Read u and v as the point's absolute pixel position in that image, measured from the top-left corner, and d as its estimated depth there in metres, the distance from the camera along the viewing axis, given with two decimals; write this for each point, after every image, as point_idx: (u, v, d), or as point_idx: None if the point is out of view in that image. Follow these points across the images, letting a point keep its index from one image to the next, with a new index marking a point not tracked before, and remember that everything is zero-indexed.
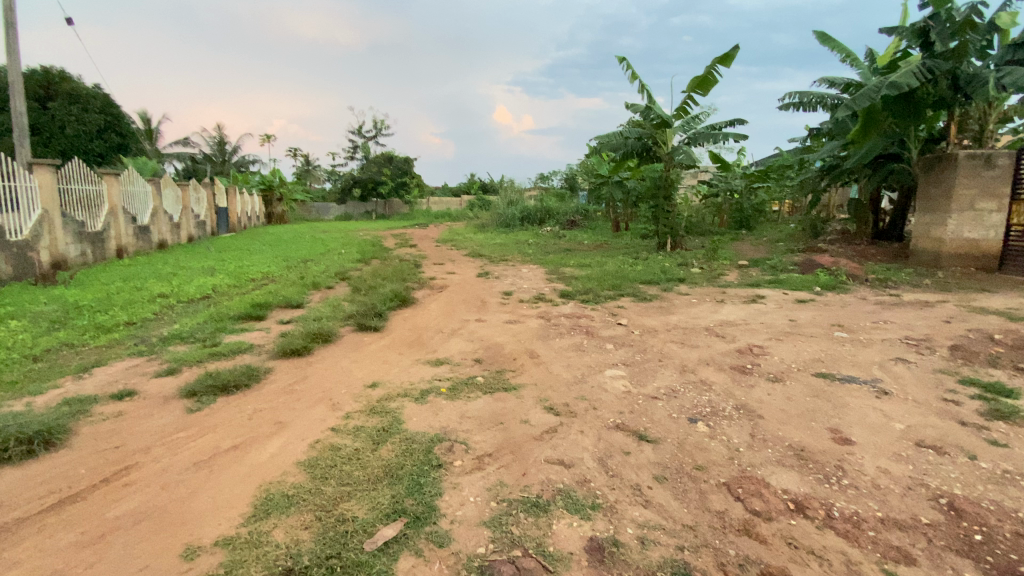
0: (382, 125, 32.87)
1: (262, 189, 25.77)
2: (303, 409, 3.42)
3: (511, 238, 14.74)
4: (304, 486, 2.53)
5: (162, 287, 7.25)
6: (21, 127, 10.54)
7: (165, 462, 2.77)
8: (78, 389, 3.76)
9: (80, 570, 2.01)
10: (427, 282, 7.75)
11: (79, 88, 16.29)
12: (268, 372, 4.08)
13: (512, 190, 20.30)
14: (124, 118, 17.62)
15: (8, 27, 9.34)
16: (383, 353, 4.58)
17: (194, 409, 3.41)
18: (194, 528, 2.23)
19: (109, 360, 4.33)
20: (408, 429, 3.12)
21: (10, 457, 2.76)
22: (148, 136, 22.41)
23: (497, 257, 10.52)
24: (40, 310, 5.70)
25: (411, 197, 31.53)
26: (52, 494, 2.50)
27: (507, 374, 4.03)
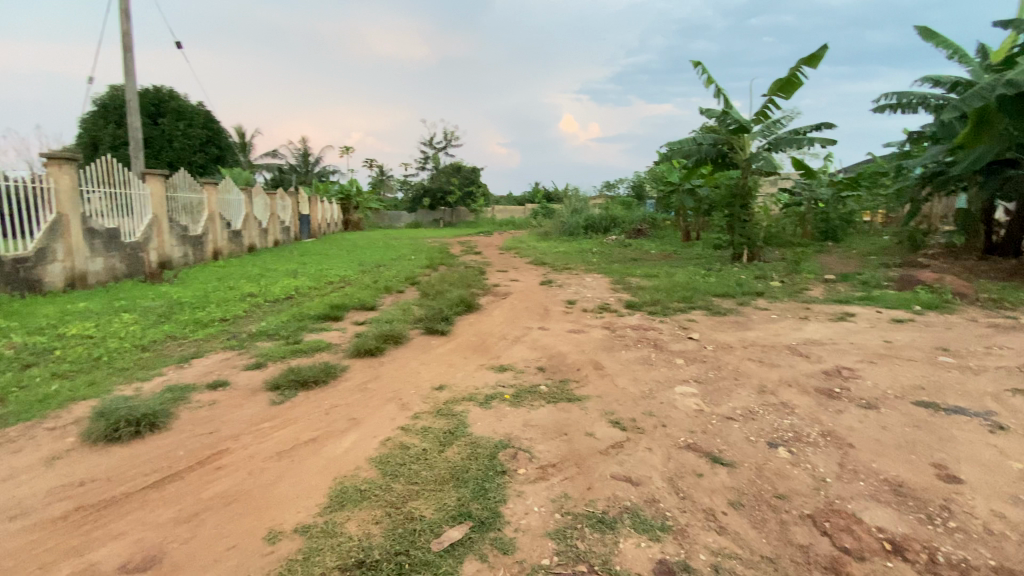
0: (452, 136, 33.92)
1: (340, 198, 27.42)
2: (375, 407, 3.56)
3: (576, 246, 14.64)
4: (375, 482, 2.62)
5: (252, 286, 7.88)
6: (137, 141, 11.92)
7: (250, 450, 2.97)
8: (179, 377, 4.16)
9: (178, 544, 2.19)
10: (491, 289, 7.85)
11: (184, 105, 18.18)
12: (343, 370, 4.30)
13: (577, 197, 20.17)
14: (223, 133, 19.45)
15: (127, 52, 10.61)
16: (449, 357, 4.67)
17: (277, 402, 3.65)
18: (276, 514, 2.38)
19: (205, 353, 4.74)
20: (473, 433, 3.16)
21: (121, 435, 3.09)
22: (243, 149, 24.59)
23: (561, 265, 10.48)
24: (150, 305, 6.37)
25: (477, 205, 32.21)
26: (156, 472, 2.76)
27: (571, 385, 3.97)
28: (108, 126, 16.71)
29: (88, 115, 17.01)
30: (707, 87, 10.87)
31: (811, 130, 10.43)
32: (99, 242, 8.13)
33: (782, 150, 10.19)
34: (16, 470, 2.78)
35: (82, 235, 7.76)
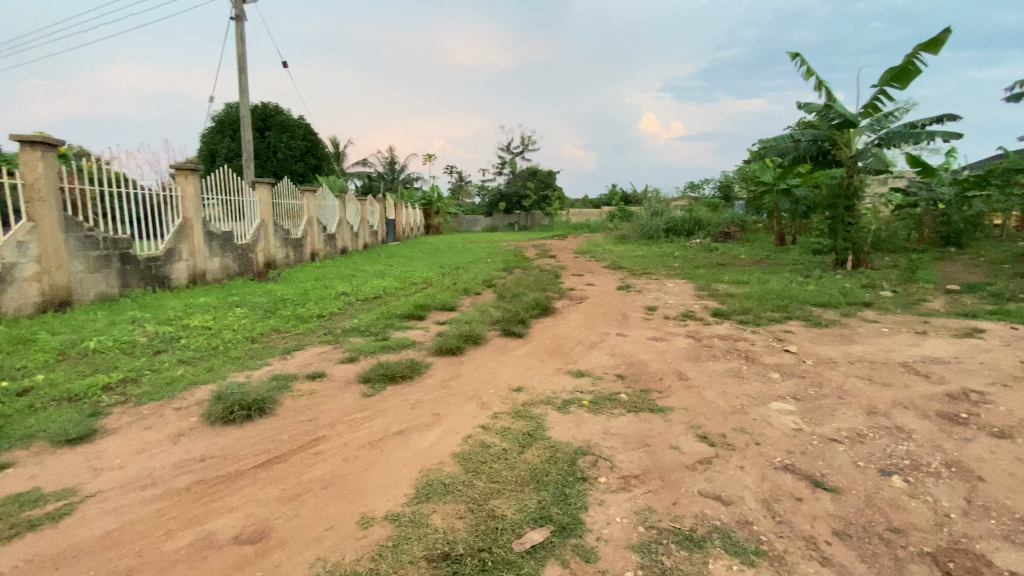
0: (530, 140, 34.22)
1: (422, 203, 28.66)
2: (456, 405, 3.66)
3: (657, 250, 14.17)
4: (458, 477, 2.69)
5: (345, 286, 8.45)
6: (248, 153, 13.24)
7: (344, 439, 3.18)
8: (283, 367, 4.55)
9: (283, 520, 2.38)
10: (568, 293, 7.79)
11: (287, 119, 19.92)
12: (427, 367, 4.47)
13: (658, 200, 19.51)
14: (320, 144, 21.07)
15: (241, 73, 11.82)
16: (528, 359, 4.70)
17: (367, 394, 3.87)
18: (368, 501, 2.51)
19: (305, 346, 5.16)
20: (553, 437, 3.15)
21: (234, 418, 3.43)
22: (336, 159, 26.50)
23: (641, 270, 10.18)
24: (258, 301, 7.03)
25: (553, 209, 32.21)
26: (264, 453, 3.03)
27: (654, 395, 3.83)
28: (225, 140, 18.71)
29: (210, 132, 19.15)
30: (806, 79, 10.08)
31: (932, 123, 9.33)
32: (216, 244, 9.11)
33: (895, 145, 9.20)
34: (151, 443, 3.18)
35: (203, 237, 8.74)
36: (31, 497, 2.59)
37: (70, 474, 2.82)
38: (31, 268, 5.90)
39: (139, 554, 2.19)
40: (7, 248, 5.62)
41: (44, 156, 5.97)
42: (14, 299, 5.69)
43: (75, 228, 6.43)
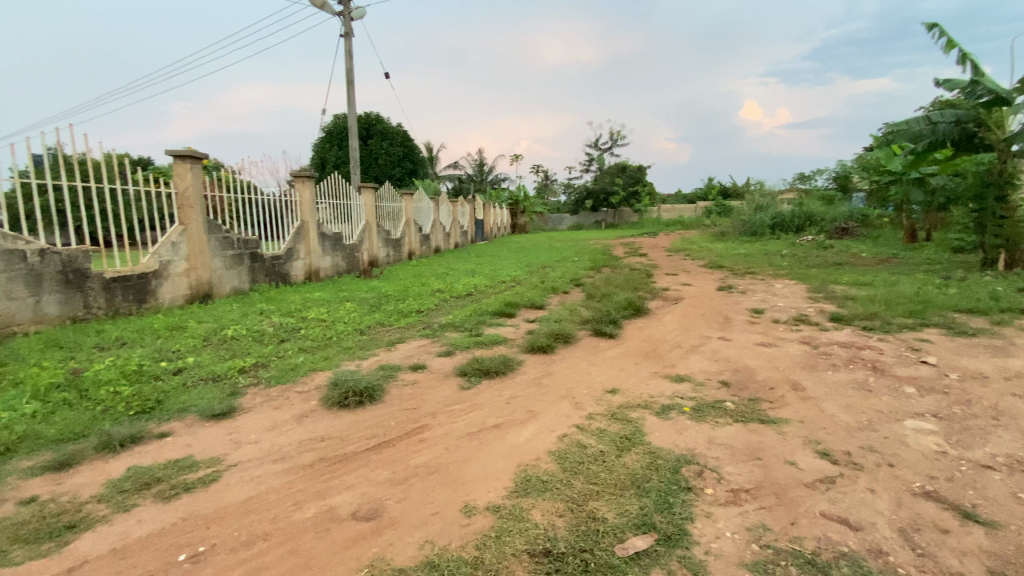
0: (620, 135, 33.36)
1: (510, 203, 29.16)
2: (551, 403, 3.67)
3: (761, 248, 13.16)
4: (556, 475, 2.69)
5: (440, 284, 8.84)
6: (355, 160, 14.32)
7: (445, 429, 3.32)
8: (388, 358, 4.87)
9: (393, 502, 2.54)
10: (663, 293, 7.49)
11: (387, 127, 21.25)
12: (521, 364, 4.53)
13: (762, 194, 18.12)
14: (416, 149, 22.23)
15: (349, 86, 12.78)
16: (623, 361, 4.59)
17: (465, 387, 4.01)
18: (470, 491, 2.60)
19: (406, 339, 5.46)
20: (652, 442, 3.04)
21: (348, 403, 3.73)
22: (430, 163, 27.81)
23: (743, 270, 9.51)
24: (363, 297, 7.59)
25: (643, 205, 31.18)
26: (374, 437, 3.26)
27: (763, 404, 3.56)
28: (334, 149, 20.43)
29: (320, 142, 20.97)
30: (947, 53, 8.82)
31: None
32: (327, 244, 9.96)
33: None
34: (279, 421, 3.55)
35: (316, 238, 9.60)
36: (186, 463, 3.01)
37: (216, 445, 3.23)
38: (182, 265, 6.84)
39: (273, 520, 2.45)
40: (165, 248, 6.57)
41: (192, 167, 6.89)
42: (170, 291, 6.64)
43: (216, 230, 7.34)
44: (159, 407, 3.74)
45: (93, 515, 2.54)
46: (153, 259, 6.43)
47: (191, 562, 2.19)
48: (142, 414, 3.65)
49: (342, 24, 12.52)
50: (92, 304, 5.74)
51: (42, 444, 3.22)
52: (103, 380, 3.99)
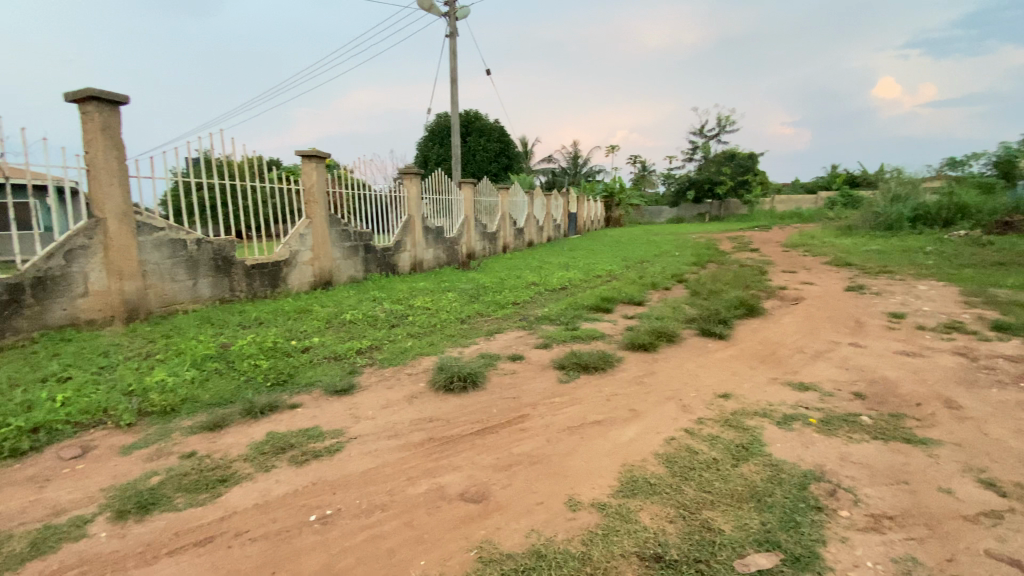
0: (728, 121, 31.08)
1: (605, 195, 28.59)
2: (656, 403, 3.52)
3: (898, 244, 11.58)
4: (665, 479, 2.58)
5: (537, 276, 8.90)
6: (456, 156, 14.86)
7: (546, 420, 3.32)
8: (487, 347, 5.00)
9: (499, 487, 2.59)
10: (778, 292, 6.87)
11: (485, 123, 21.77)
12: (621, 360, 4.41)
13: (900, 181, 15.91)
14: (512, 144, 22.55)
15: (452, 85, 13.26)
16: (734, 364, 4.28)
17: (565, 380, 3.98)
18: (575, 485, 2.57)
19: (504, 329, 5.57)
20: (773, 453, 2.80)
21: (453, 387, 3.87)
22: (525, 157, 28.11)
23: (876, 268, 8.43)
24: (464, 287, 7.87)
25: (753, 196, 28.85)
26: (477, 423, 3.35)
27: (907, 422, 3.12)
28: (435, 147, 21.41)
29: (423, 140, 22.08)
30: None
31: None
32: (430, 236, 10.46)
33: None
34: (391, 401, 3.80)
35: (421, 231, 10.12)
36: (314, 432, 3.32)
37: (338, 419, 3.54)
38: (308, 255, 7.56)
39: (388, 493, 2.62)
40: (294, 239, 7.31)
41: (317, 166, 7.56)
42: (297, 278, 7.39)
43: (335, 224, 8.02)
44: (290, 380, 4.19)
45: (240, 471, 2.90)
46: (284, 248, 7.19)
47: (320, 523, 2.42)
48: (277, 385, 4.11)
49: (448, 25, 13.02)
50: (236, 288, 6.56)
51: (200, 406, 3.74)
52: (246, 354, 4.55)
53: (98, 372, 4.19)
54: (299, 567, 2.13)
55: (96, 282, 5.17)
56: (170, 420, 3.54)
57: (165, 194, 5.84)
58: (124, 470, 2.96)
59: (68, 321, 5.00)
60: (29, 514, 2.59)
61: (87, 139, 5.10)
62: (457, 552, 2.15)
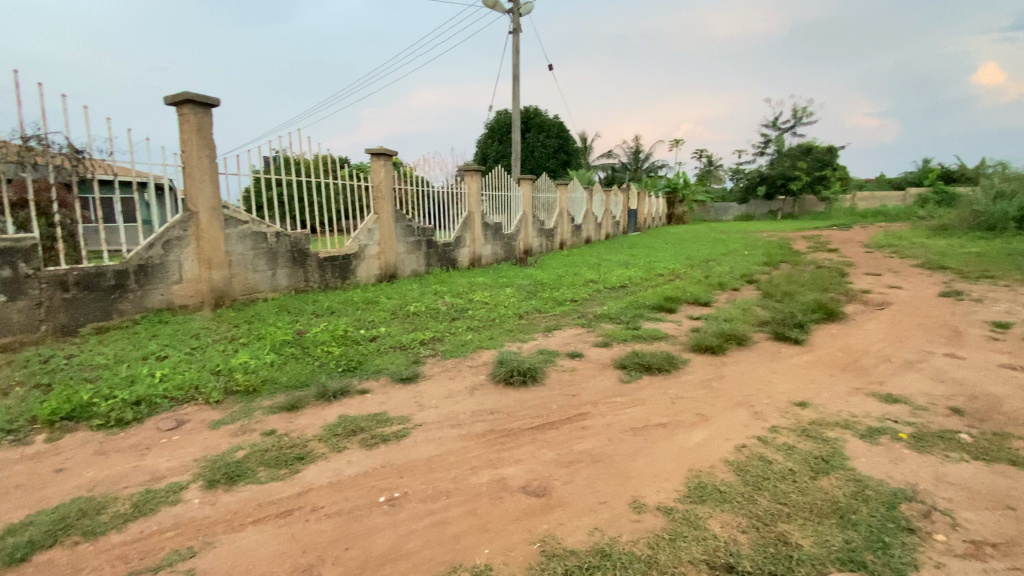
0: (804, 112, 29.16)
1: (668, 191, 27.72)
2: (724, 408, 3.38)
3: (1003, 247, 10.42)
4: (737, 488, 2.47)
5: (596, 274, 8.78)
6: (515, 152, 14.93)
7: (608, 419, 3.28)
8: (546, 343, 5.00)
9: (561, 483, 2.59)
10: (860, 296, 6.39)
11: (545, 119, 21.70)
12: (686, 362, 4.26)
13: (1008, 176, 14.28)
14: (571, 139, 22.35)
15: (514, 81, 13.31)
16: (810, 371, 4.03)
17: (626, 380, 3.91)
18: (639, 487, 2.52)
19: (563, 326, 5.54)
20: (856, 468, 2.61)
21: (513, 381, 3.91)
22: (585, 153, 27.78)
23: (977, 272, 7.64)
24: (522, 283, 7.90)
25: (831, 192, 26.96)
26: (537, 418, 3.36)
27: (1015, 443, 2.81)
28: (494, 144, 21.62)
29: (483, 137, 22.35)
30: None
31: None
32: (490, 232, 10.59)
33: None
34: (454, 391, 3.88)
35: (480, 227, 10.26)
36: (382, 418, 3.46)
37: (404, 406, 3.67)
38: (375, 249, 7.87)
39: (452, 481, 2.68)
40: (362, 233, 7.63)
41: (385, 163, 7.84)
42: (364, 271, 7.72)
43: (401, 219, 8.30)
44: (359, 367, 4.38)
45: (314, 451, 3.07)
46: (354, 242, 7.53)
47: (388, 505, 2.52)
48: (347, 371, 4.32)
49: (511, 21, 13.06)
50: (310, 279, 6.95)
51: (278, 387, 4.00)
52: (319, 341, 4.82)
53: (191, 352, 4.58)
54: (369, 545, 2.23)
55: (189, 271, 5.65)
56: (253, 400, 3.81)
57: (248, 189, 6.25)
58: (213, 443, 3.22)
59: (165, 305, 5.49)
60: (134, 477, 2.87)
61: (184, 139, 5.55)
62: (520, 544, 2.17)
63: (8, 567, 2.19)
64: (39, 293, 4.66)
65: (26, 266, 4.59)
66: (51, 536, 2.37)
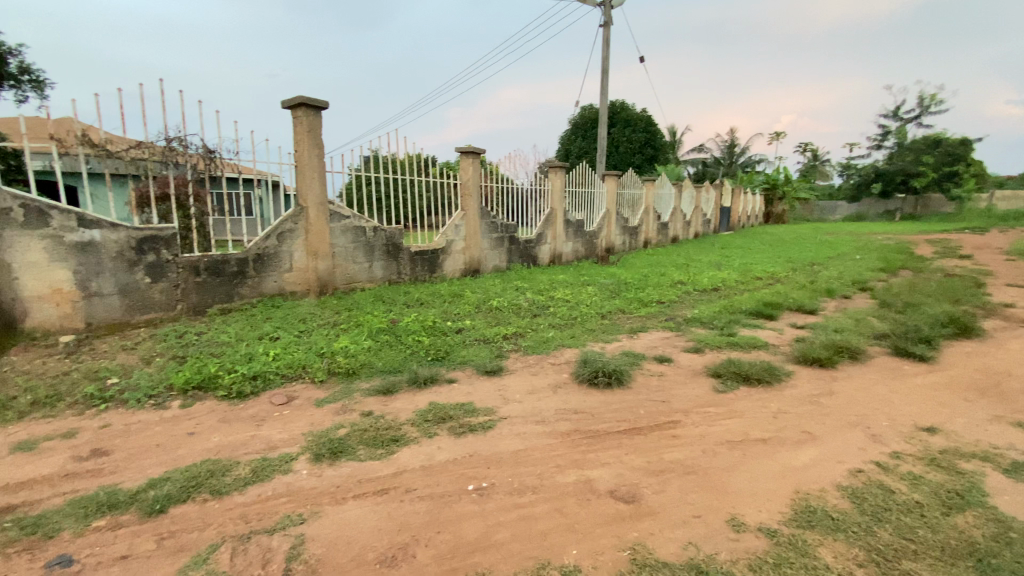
0: (933, 99, 25.79)
1: (765, 188, 25.82)
2: (834, 428, 3.09)
3: None
4: (851, 516, 2.24)
5: (683, 275, 8.41)
6: (601, 148, 14.66)
7: (701, 429, 3.12)
8: (632, 345, 4.86)
9: (651, 491, 2.50)
10: (1003, 310, 5.54)
11: (632, 113, 21.09)
12: (789, 374, 3.94)
13: None
14: (659, 134, 21.53)
15: (603, 75, 13.06)
16: (939, 393, 3.56)
17: (721, 389, 3.69)
18: (738, 504, 2.37)
19: (650, 328, 5.36)
20: (1000, 508, 2.27)
21: (597, 382, 3.83)
22: (673, 148, 26.65)
23: None
24: (605, 282, 7.75)
25: (964, 190, 23.66)
26: (624, 421, 3.27)
27: None
28: (578, 140, 21.40)
29: (567, 133, 22.20)
30: None
31: None
32: (572, 229, 10.52)
33: None
34: (538, 387, 3.90)
35: (563, 224, 10.22)
36: (469, 409, 3.55)
37: (489, 398, 3.74)
38: (461, 244, 8.11)
39: (538, 477, 2.69)
40: (450, 229, 7.90)
41: (474, 161, 8.04)
42: (450, 265, 7.99)
43: (486, 215, 8.47)
44: (446, 357, 4.54)
45: (408, 434, 3.23)
46: (442, 238, 7.82)
47: (477, 494, 2.58)
48: (436, 360, 4.50)
49: (603, 14, 12.80)
50: (402, 271, 7.32)
51: (374, 372, 4.26)
52: (411, 331, 5.06)
53: (299, 335, 5.00)
54: (459, 531, 2.30)
55: (298, 260, 6.17)
56: (352, 382, 4.09)
57: (347, 185, 6.67)
58: (318, 419, 3.50)
59: (277, 290, 6.05)
60: (251, 445, 3.19)
61: (297, 140, 6.05)
62: (609, 549, 2.12)
63: (152, 515, 2.52)
64: (177, 276, 5.30)
65: (167, 252, 5.23)
66: (184, 492, 2.69)
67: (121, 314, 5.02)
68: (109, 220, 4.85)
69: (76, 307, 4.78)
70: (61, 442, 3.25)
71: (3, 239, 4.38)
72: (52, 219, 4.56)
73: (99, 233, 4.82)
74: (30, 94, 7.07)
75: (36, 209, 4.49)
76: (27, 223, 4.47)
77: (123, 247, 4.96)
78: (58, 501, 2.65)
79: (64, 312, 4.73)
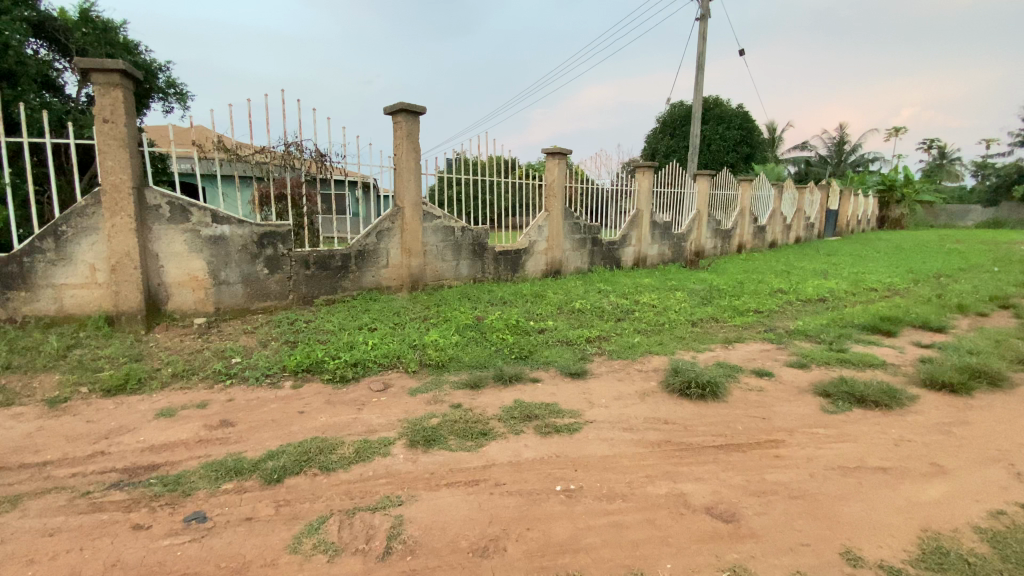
0: None
1: (880, 189, 23.37)
2: (970, 463, 2.74)
3: None
4: (993, 563, 1.99)
5: (783, 283, 7.85)
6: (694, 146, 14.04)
7: (808, 451, 2.90)
8: (726, 356, 4.62)
9: (752, 513, 2.37)
10: None
11: (727, 110, 20.01)
12: (912, 398, 3.55)
13: None
14: (756, 131, 20.24)
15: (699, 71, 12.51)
16: None
17: (830, 410, 3.40)
18: (852, 535, 2.18)
19: (746, 339, 5.06)
20: None
21: (690, 393, 3.69)
22: (772, 146, 24.96)
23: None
24: (695, 288, 7.43)
25: None
26: (720, 436, 3.12)
27: None
28: (665, 139, 20.76)
29: (655, 131, 21.54)
30: None
31: None
32: (658, 232, 10.18)
33: None
34: (624, 394, 3.83)
35: (648, 226, 9.93)
36: (556, 409, 3.57)
37: (576, 400, 3.73)
38: (544, 245, 8.18)
39: (628, 485, 2.65)
40: (534, 230, 8.00)
41: (560, 161, 8.06)
42: (534, 265, 8.09)
43: (570, 217, 8.46)
44: (531, 356, 4.60)
45: (496, 429, 3.31)
46: (525, 238, 7.94)
47: (565, 495, 2.59)
48: (521, 358, 4.57)
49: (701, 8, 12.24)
50: (487, 270, 7.52)
51: (462, 365, 4.42)
52: (497, 329, 5.18)
53: (394, 327, 5.31)
54: (549, 530, 2.32)
55: (393, 257, 6.54)
56: (441, 374, 4.27)
57: (434, 186, 6.93)
58: (412, 408, 3.69)
59: (376, 285, 6.45)
60: (354, 427, 3.44)
61: (397, 144, 6.40)
62: (706, 567, 2.05)
63: (271, 483, 2.81)
64: (290, 269, 5.82)
65: (282, 247, 5.76)
66: (298, 464, 2.97)
67: (244, 301, 5.62)
68: (237, 217, 5.45)
69: (208, 293, 5.43)
70: (195, 411, 3.71)
71: (155, 232, 5.09)
72: (191, 215, 5.21)
73: (228, 228, 5.43)
74: (175, 105, 8.10)
75: (180, 207, 5.14)
76: (173, 219, 5.14)
77: (247, 241, 5.54)
78: (194, 463, 3.03)
79: (198, 298, 5.39)
